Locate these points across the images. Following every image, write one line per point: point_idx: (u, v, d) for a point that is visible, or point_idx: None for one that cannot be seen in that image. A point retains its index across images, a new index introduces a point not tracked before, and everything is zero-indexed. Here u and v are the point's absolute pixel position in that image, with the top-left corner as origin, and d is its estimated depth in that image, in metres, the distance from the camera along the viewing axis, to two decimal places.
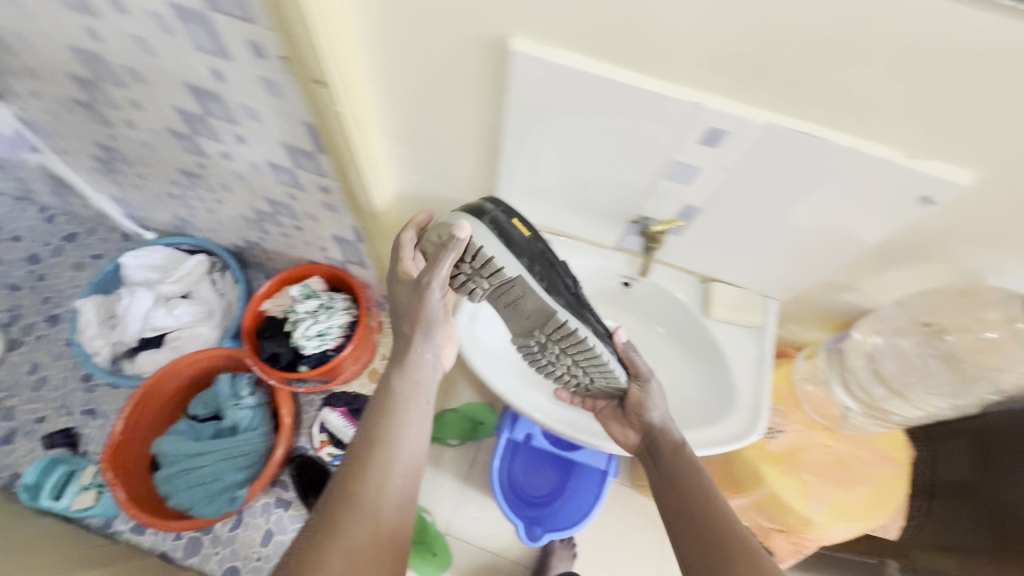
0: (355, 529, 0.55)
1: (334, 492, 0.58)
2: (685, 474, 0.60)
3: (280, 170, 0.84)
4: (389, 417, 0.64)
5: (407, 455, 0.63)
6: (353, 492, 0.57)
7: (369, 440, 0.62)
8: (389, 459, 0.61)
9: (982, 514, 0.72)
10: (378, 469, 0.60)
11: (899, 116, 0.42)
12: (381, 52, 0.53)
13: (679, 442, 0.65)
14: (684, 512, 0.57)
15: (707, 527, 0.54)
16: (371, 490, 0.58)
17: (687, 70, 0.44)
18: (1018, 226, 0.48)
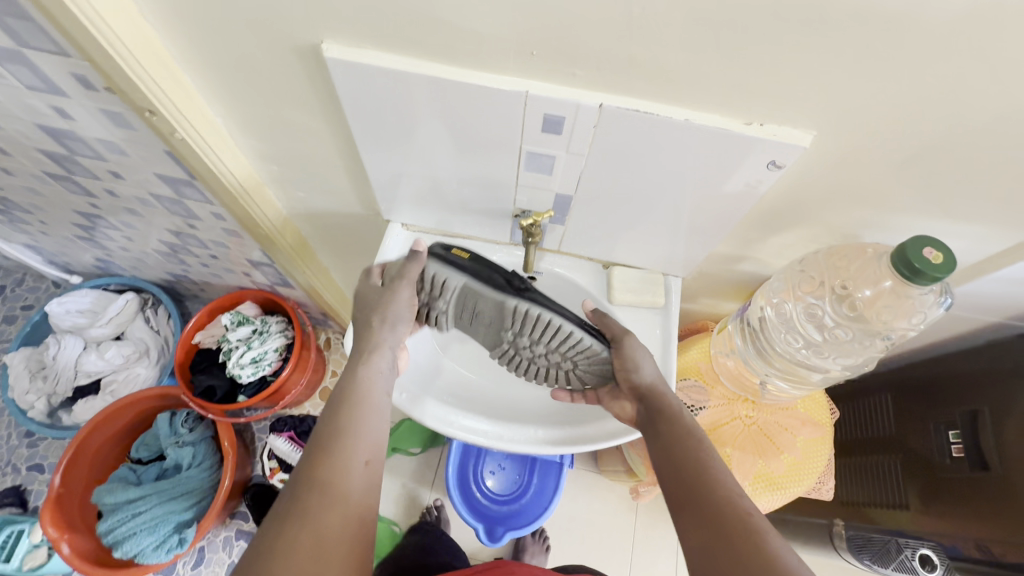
0: (306, 528, 0.43)
1: (294, 487, 0.46)
2: (689, 446, 0.50)
3: (168, 200, 0.80)
4: (358, 402, 0.53)
5: (376, 437, 0.52)
6: (313, 483, 0.46)
7: (337, 424, 0.51)
8: (359, 441, 0.50)
9: (909, 464, 0.73)
10: (347, 453, 0.49)
11: (723, 86, 0.40)
12: (208, 71, 0.50)
13: (677, 410, 0.54)
14: (686, 494, 0.46)
15: (724, 515, 0.43)
16: (342, 480, 0.47)
17: (507, 61, 0.42)
18: (874, 186, 0.47)
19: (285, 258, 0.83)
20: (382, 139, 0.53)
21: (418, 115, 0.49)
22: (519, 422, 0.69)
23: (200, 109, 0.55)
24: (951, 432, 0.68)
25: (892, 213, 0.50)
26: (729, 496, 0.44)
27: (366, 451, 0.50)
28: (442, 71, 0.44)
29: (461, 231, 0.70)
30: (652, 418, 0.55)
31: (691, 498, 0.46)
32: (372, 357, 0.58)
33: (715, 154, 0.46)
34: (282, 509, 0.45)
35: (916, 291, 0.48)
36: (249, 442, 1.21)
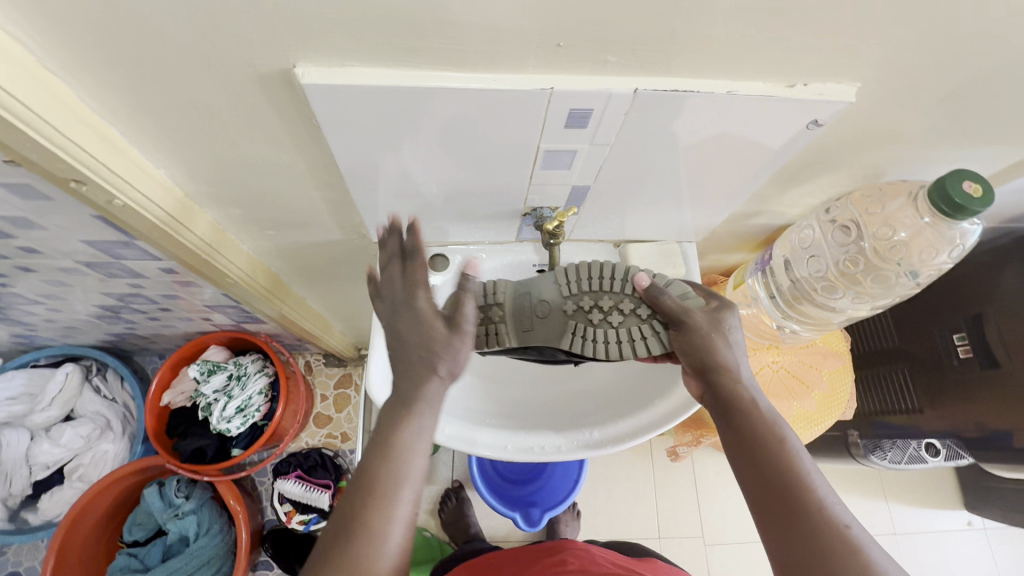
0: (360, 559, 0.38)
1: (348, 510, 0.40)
2: (777, 455, 0.44)
3: (101, 262, 0.67)
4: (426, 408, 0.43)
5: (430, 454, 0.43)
6: (362, 513, 0.39)
7: (389, 435, 0.42)
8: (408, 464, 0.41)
9: (915, 370, 0.78)
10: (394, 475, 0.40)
11: (769, 49, 0.36)
12: (143, 116, 0.40)
13: (755, 401, 0.47)
14: (777, 514, 0.42)
15: (825, 550, 0.39)
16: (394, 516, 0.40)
17: (526, 56, 0.36)
18: (908, 122, 0.45)
19: (259, 299, 0.73)
20: (373, 162, 0.46)
21: (418, 132, 0.42)
22: (572, 427, 0.62)
23: (135, 161, 0.44)
24: (956, 336, 0.73)
25: (919, 146, 0.49)
26: (827, 523, 0.40)
27: (407, 471, 0.41)
28: (447, 78, 0.37)
29: (459, 238, 0.64)
30: (725, 409, 0.48)
31: (782, 520, 0.41)
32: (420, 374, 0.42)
33: (753, 120, 0.42)
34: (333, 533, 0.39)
35: (951, 225, 0.48)
36: (252, 489, 1.13)
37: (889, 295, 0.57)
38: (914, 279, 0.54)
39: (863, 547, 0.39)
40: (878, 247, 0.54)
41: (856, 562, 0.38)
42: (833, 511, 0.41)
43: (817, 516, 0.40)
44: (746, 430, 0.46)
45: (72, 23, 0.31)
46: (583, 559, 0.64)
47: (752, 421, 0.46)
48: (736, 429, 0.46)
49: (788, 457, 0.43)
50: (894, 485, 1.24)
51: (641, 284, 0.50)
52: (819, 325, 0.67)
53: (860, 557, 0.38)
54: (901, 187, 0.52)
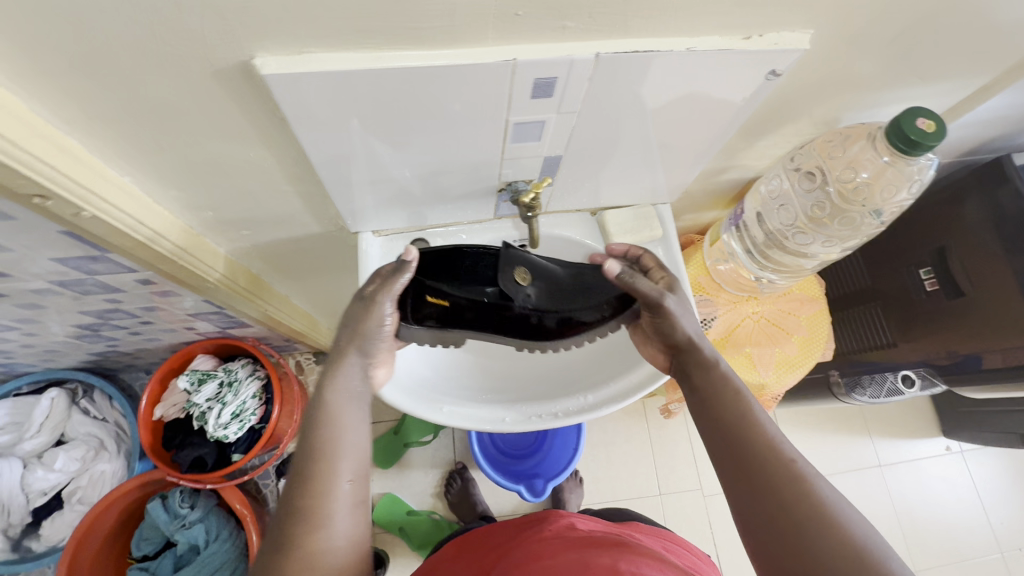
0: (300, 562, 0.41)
1: (284, 520, 0.43)
2: (733, 402, 0.47)
3: (73, 280, 0.66)
4: (336, 418, 0.47)
5: (356, 450, 0.47)
6: (295, 516, 0.42)
7: (313, 445, 0.45)
8: (333, 460, 0.45)
9: (889, 306, 0.81)
10: (321, 478, 0.44)
11: (724, 3, 0.37)
12: (102, 123, 0.39)
13: (715, 359, 0.50)
14: (732, 460, 0.45)
15: (773, 488, 0.41)
16: (331, 513, 0.43)
17: (486, 29, 0.36)
18: (861, 65, 0.47)
19: (240, 301, 0.72)
20: (343, 152, 0.46)
21: (386, 116, 0.42)
22: (566, 394, 0.64)
23: (96, 169, 0.43)
24: (923, 271, 0.76)
25: (874, 89, 0.50)
26: (776, 463, 0.42)
27: (334, 472, 0.45)
28: (408, 57, 0.37)
29: (438, 221, 0.64)
30: (688, 371, 0.51)
31: (736, 463, 0.44)
32: (340, 370, 0.50)
33: (714, 77, 0.43)
34: (276, 539, 0.42)
35: (910, 162, 0.50)
36: (256, 492, 1.13)
37: (857, 236, 0.60)
38: (879, 218, 0.57)
39: (810, 479, 0.41)
40: (843, 190, 0.56)
41: (802, 496, 0.40)
42: (785, 451, 0.43)
43: (767, 456, 0.43)
44: (706, 385, 0.49)
45: (17, 33, 0.31)
46: (565, 527, 0.64)
47: (709, 375, 0.49)
48: (697, 384, 0.50)
49: (743, 405, 0.46)
50: (877, 421, 1.30)
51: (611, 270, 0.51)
52: (795, 274, 0.69)
53: (806, 492, 0.40)
54: (860, 130, 0.53)
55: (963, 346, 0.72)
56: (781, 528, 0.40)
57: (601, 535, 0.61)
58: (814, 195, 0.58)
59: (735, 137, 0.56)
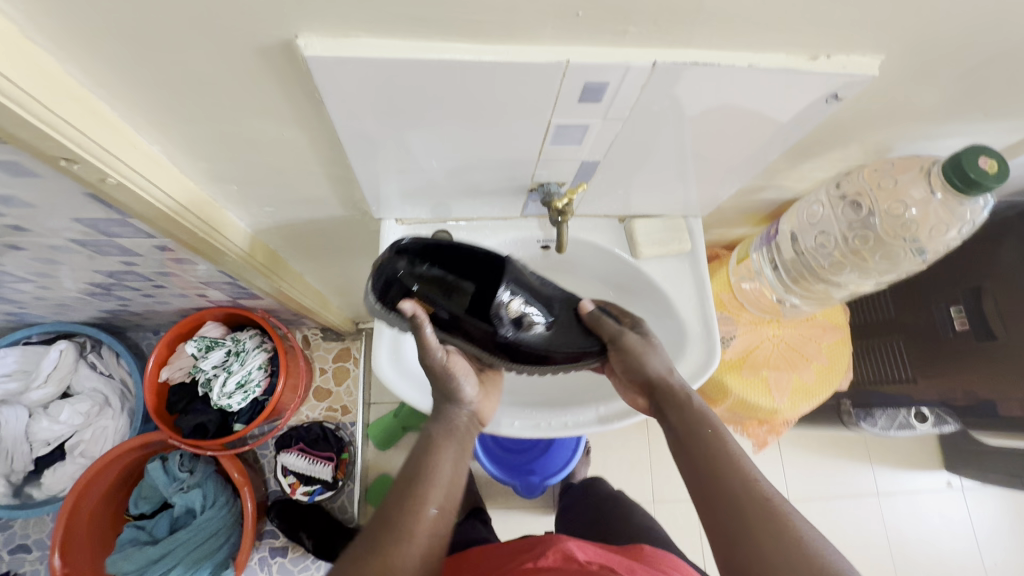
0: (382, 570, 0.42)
1: (380, 529, 0.45)
2: (709, 444, 0.46)
3: (92, 240, 0.65)
4: (443, 452, 0.51)
5: (452, 484, 0.49)
6: (391, 529, 0.45)
7: (414, 470, 0.49)
8: (431, 487, 0.48)
9: (911, 341, 0.79)
10: (421, 500, 0.47)
11: (796, 20, 0.35)
12: (136, 91, 0.38)
13: (690, 397, 0.50)
14: (710, 504, 0.43)
15: (750, 535, 0.40)
16: (424, 535, 0.45)
17: (542, 27, 0.34)
18: (926, 95, 0.44)
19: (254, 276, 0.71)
20: (376, 140, 0.44)
21: (426, 107, 0.40)
22: (576, 403, 0.63)
23: (122, 135, 0.42)
24: (953, 308, 0.74)
25: (934, 121, 0.48)
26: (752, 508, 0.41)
27: (433, 497, 0.47)
28: (457, 49, 0.35)
29: (465, 214, 0.62)
30: (663, 405, 0.51)
31: (713, 509, 0.43)
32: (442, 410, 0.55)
33: (772, 96, 0.41)
34: (363, 548, 0.44)
35: (966, 201, 0.47)
36: (255, 462, 1.14)
37: (895, 271, 0.57)
38: (923, 255, 0.54)
39: (788, 518, 0.40)
40: (887, 221, 0.54)
41: (781, 539, 0.39)
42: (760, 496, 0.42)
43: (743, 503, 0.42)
44: (681, 427, 0.48)
45: None
46: (566, 545, 0.57)
47: (685, 414, 0.49)
48: (674, 427, 0.49)
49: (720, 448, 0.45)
50: (880, 450, 1.29)
51: (585, 309, 0.57)
52: (822, 302, 0.67)
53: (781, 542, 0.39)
54: (915, 161, 0.52)
55: None
56: (760, 569, 0.38)
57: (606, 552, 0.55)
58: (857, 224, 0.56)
59: (780, 157, 0.54)
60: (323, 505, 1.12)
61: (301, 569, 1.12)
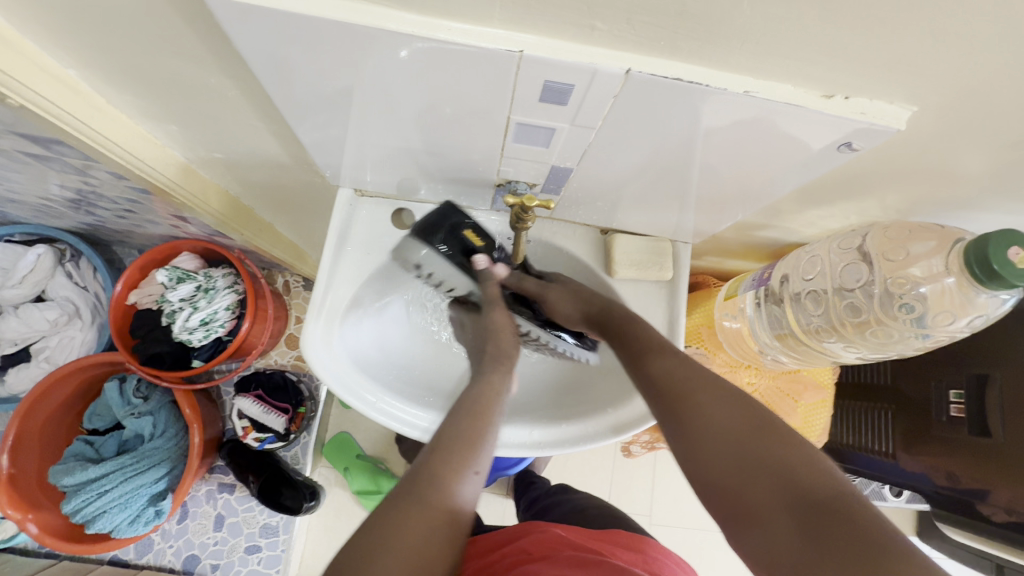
0: (423, 532, 0.40)
1: (416, 481, 0.43)
2: (703, 424, 0.42)
3: (47, 152, 0.62)
4: (475, 406, 0.51)
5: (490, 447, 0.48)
6: (434, 483, 0.43)
7: (452, 424, 0.48)
8: (468, 443, 0.47)
9: (903, 414, 0.72)
10: (461, 457, 0.46)
11: (798, 47, 0.29)
12: (36, 10, 0.33)
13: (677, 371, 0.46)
14: (710, 486, 0.41)
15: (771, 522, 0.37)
16: (467, 492, 0.44)
17: (490, 6, 0.28)
18: (958, 155, 0.38)
19: (210, 222, 0.68)
20: (318, 105, 0.39)
21: (365, 75, 0.35)
22: (516, 421, 0.59)
23: (28, 56, 0.37)
24: (953, 392, 0.67)
25: (961, 186, 0.42)
26: (772, 486, 0.38)
27: (471, 456, 0.46)
28: (395, 18, 0.30)
29: (432, 198, 0.57)
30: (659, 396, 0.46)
31: (729, 498, 0.40)
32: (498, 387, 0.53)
33: (777, 127, 0.35)
34: (400, 493, 0.43)
35: (980, 292, 0.40)
36: (216, 397, 1.15)
37: (890, 349, 0.51)
38: (924, 339, 0.47)
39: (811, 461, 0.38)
40: (885, 297, 0.47)
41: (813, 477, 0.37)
42: (769, 462, 0.38)
43: (754, 476, 0.39)
44: (667, 397, 0.45)
45: None
46: (551, 546, 0.51)
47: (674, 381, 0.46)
48: (659, 400, 0.46)
49: (708, 420, 0.42)
50: None
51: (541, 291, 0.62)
52: (806, 362, 0.60)
53: (811, 513, 0.35)
54: (936, 231, 0.44)
55: (969, 478, 0.64)
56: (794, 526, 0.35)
57: (583, 556, 0.48)
58: (853, 291, 0.49)
59: (784, 194, 0.47)
60: (276, 452, 1.12)
61: (246, 508, 1.13)
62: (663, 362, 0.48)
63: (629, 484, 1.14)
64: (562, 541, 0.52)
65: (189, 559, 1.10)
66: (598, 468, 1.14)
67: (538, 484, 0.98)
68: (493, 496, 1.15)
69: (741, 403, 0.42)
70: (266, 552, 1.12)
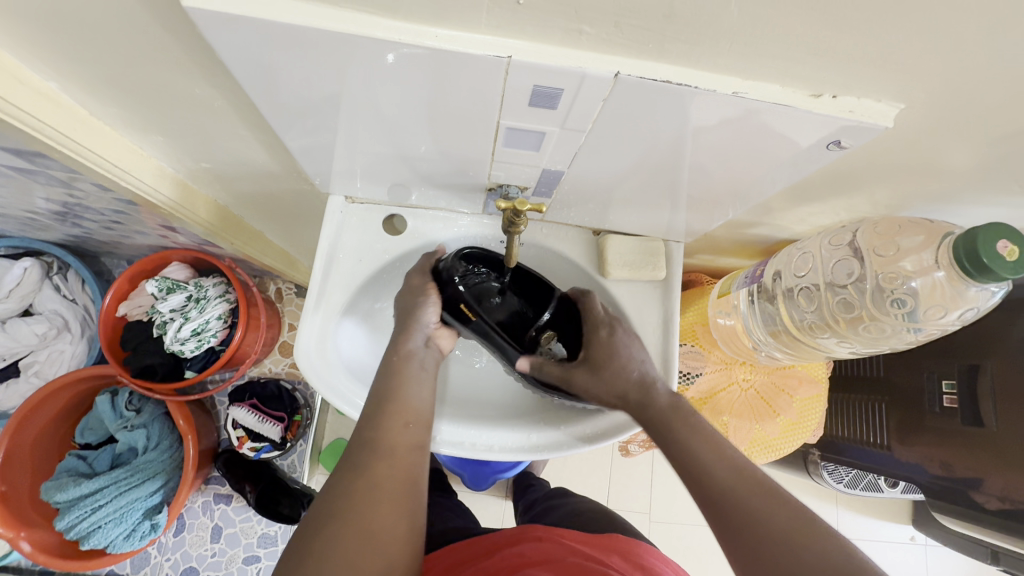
0: (372, 500, 0.43)
1: (360, 454, 0.46)
2: (738, 509, 0.42)
3: (30, 164, 0.61)
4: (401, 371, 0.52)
5: (422, 403, 0.51)
6: (371, 454, 0.46)
7: (381, 389, 0.50)
8: (396, 409, 0.49)
9: (897, 406, 0.73)
10: (394, 422, 0.48)
11: (785, 48, 0.29)
12: (14, 23, 0.33)
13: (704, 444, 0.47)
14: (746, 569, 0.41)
15: None
16: (404, 453, 0.47)
17: (476, 10, 0.28)
18: (945, 150, 0.38)
19: (200, 232, 0.67)
20: (306, 113, 0.39)
21: (352, 82, 0.34)
22: (512, 425, 0.59)
23: (7, 70, 0.37)
24: (945, 383, 0.67)
25: (949, 181, 0.42)
26: None
27: (401, 419, 0.49)
28: (381, 27, 0.29)
29: (423, 202, 0.57)
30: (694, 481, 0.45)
31: None
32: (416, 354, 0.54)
33: (766, 125, 0.35)
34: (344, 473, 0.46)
35: (970, 285, 0.41)
36: (210, 407, 1.14)
37: (882, 344, 0.51)
38: (916, 333, 0.48)
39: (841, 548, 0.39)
40: (877, 292, 0.47)
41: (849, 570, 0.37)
42: (797, 553, 0.39)
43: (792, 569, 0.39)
44: (701, 478, 0.45)
45: None
46: (551, 552, 0.51)
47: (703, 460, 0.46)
48: (692, 479, 0.45)
49: (741, 503, 0.42)
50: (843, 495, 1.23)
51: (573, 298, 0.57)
52: (799, 357, 0.60)
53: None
54: (925, 226, 0.45)
55: (963, 468, 0.65)
56: None
57: (584, 565, 0.48)
58: (845, 287, 0.49)
59: (775, 192, 0.47)
60: (272, 462, 1.11)
61: (244, 518, 1.12)
62: (696, 439, 0.47)
63: (628, 482, 1.14)
64: (563, 548, 0.52)
65: (186, 572, 1.09)
66: (596, 467, 1.14)
67: (536, 486, 0.98)
68: (492, 498, 1.15)
69: (774, 488, 0.43)
70: (265, 563, 1.11)
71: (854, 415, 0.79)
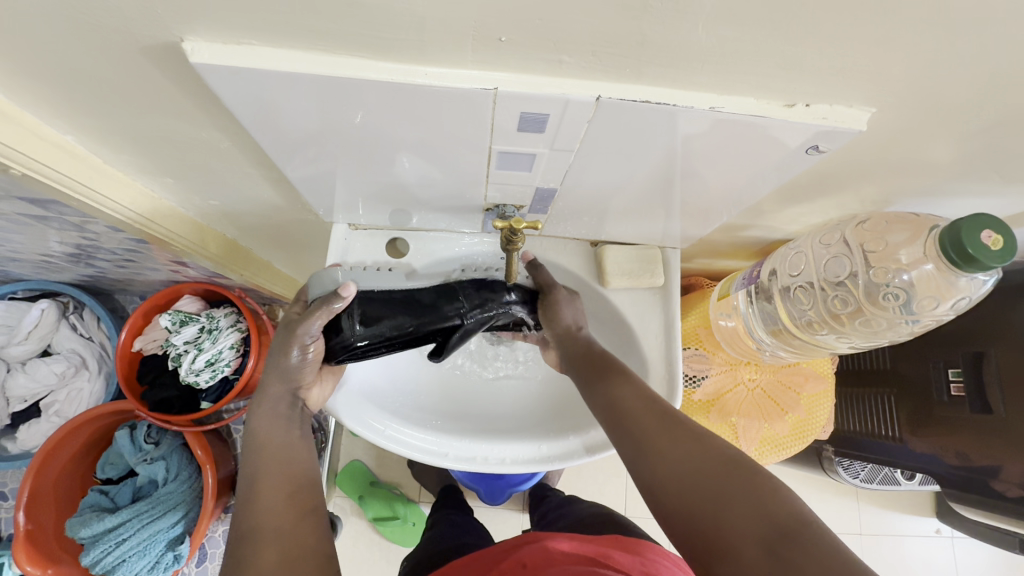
0: (271, 534, 0.42)
1: (242, 541, 0.42)
2: (664, 460, 0.42)
3: (47, 212, 0.63)
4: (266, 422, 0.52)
5: (303, 470, 0.48)
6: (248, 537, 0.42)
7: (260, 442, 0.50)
8: (276, 469, 0.47)
9: (905, 397, 0.73)
10: (275, 494, 0.45)
11: (755, 65, 0.31)
12: (36, 85, 0.35)
13: (630, 397, 0.48)
14: (676, 528, 0.39)
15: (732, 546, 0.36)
16: (296, 519, 0.43)
17: (461, 49, 0.30)
18: (923, 147, 0.39)
19: (210, 266, 0.69)
20: (307, 149, 0.41)
21: (350, 119, 0.36)
22: (523, 437, 0.60)
23: (27, 127, 0.39)
24: (951, 371, 0.68)
25: (931, 175, 0.43)
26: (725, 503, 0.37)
27: (278, 448, 0.50)
28: (375, 68, 0.31)
29: (425, 225, 0.59)
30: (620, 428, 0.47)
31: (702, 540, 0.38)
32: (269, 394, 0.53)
33: (747, 135, 0.36)
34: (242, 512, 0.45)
35: (959, 275, 0.42)
36: (227, 436, 1.16)
37: (882, 337, 0.52)
38: (913, 324, 0.48)
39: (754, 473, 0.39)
40: (870, 286, 0.48)
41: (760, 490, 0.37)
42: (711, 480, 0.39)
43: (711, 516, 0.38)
44: (634, 432, 0.46)
45: None
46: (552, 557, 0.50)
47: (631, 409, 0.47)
48: (626, 435, 0.46)
49: (669, 454, 0.42)
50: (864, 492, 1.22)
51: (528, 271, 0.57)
52: (802, 354, 0.61)
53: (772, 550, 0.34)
54: (912, 221, 0.46)
55: (979, 455, 0.64)
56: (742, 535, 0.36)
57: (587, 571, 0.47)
58: (840, 283, 0.50)
59: (763, 195, 0.49)
60: None
61: None
62: (633, 404, 0.47)
63: None
64: (562, 550, 0.52)
65: None
66: (612, 475, 1.14)
67: (551, 497, 0.97)
68: (509, 512, 1.15)
69: (696, 434, 0.43)
70: None
71: (864, 409, 0.79)
